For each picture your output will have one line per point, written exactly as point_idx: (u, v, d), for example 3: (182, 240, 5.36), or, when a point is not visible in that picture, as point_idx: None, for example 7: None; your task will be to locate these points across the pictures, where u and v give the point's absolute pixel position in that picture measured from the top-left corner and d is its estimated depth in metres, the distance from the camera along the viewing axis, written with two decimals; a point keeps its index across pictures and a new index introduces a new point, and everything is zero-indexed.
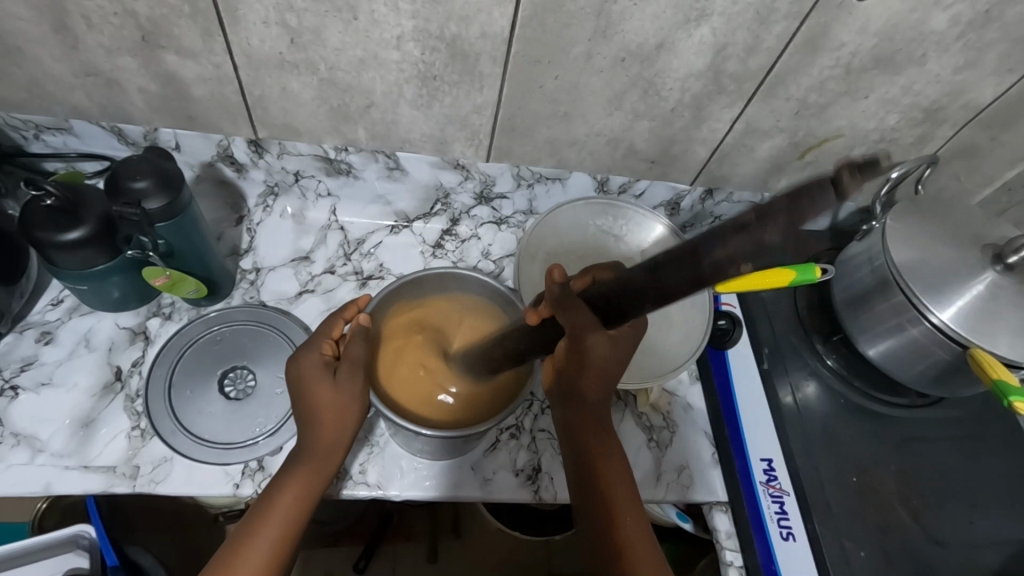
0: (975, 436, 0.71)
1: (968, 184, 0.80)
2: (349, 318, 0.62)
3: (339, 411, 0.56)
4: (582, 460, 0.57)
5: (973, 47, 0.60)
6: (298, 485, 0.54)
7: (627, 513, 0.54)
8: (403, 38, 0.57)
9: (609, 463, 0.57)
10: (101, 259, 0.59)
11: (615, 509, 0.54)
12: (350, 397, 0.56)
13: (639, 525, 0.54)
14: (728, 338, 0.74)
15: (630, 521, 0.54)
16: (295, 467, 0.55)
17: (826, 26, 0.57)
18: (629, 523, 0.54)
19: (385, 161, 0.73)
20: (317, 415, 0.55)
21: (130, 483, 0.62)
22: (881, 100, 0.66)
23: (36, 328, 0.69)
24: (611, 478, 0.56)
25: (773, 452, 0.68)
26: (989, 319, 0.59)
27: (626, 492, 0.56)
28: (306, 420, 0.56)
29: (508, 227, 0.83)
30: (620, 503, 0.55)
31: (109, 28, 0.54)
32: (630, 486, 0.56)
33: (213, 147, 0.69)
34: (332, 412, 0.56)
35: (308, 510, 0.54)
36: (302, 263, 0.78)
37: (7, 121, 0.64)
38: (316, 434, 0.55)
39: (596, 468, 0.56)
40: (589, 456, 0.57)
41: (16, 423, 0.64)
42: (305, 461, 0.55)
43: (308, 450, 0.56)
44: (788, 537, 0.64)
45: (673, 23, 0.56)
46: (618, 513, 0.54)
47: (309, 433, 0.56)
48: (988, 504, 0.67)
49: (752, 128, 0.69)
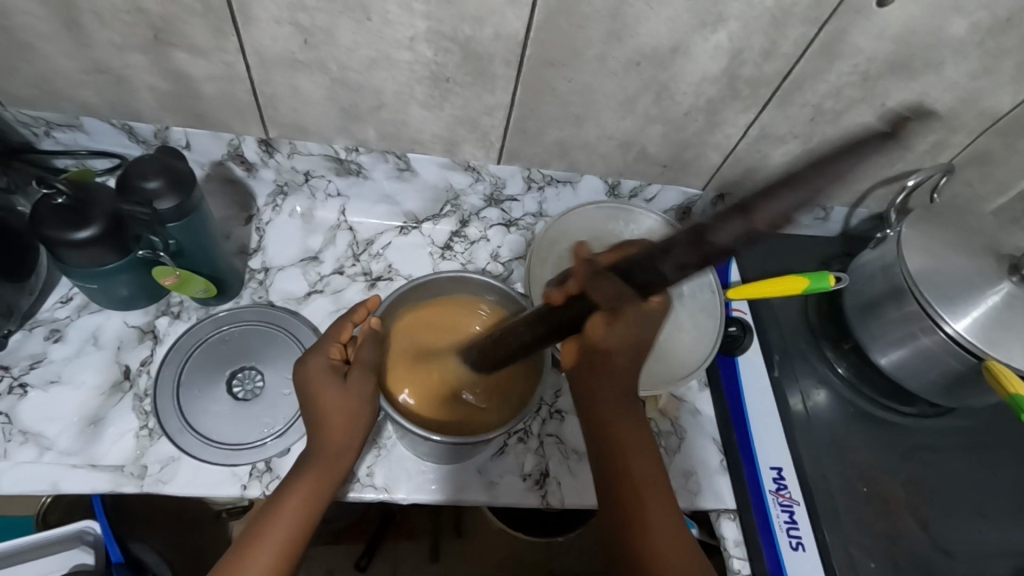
0: (987, 445, 0.71)
1: (981, 192, 0.79)
2: (359, 320, 0.61)
3: (350, 414, 0.56)
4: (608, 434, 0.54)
5: (991, 54, 0.59)
6: (306, 490, 0.54)
7: (647, 497, 0.52)
8: (416, 39, 0.56)
9: (630, 443, 0.54)
10: (110, 258, 0.57)
11: (635, 494, 0.52)
12: (359, 400, 0.57)
13: (665, 507, 0.52)
14: (738, 344, 0.73)
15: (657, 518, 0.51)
16: (305, 470, 0.54)
17: (844, 32, 0.56)
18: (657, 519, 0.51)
19: (395, 162, 0.72)
20: (325, 419, 0.55)
21: (137, 482, 0.62)
22: (896, 107, 0.65)
23: (45, 325, 0.69)
24: (636, 456, 0.53)
25: (784, 460, 0.67)
26: (1007, 331, 0.58)
27: (656, 482, 0.53)
28: (314, 423, 0.56)
29: (518, 229, 0.82)
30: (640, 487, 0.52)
31: (121, 25, 0.54)
32: (653, 468, 0.53)
33: (223, 145, 0.69)
34: (342, 416, 0.56)
35: (317, 512, 0.54)
36: (310, 263, 0.77)
37: (18, 117, 0.64)
38: (324, 436, 0.55)
39: (617, 447, 0.53)
40: (610, 433, 0.54)
41: (25, 421, 0.64)
42: (313, 463, 0.55)
43: (318, 454, 0.55)
44: (797, 547, 0.63)
45: (688, 26, 0.55)
46: (642, 500, 0.52)
47: (317, 437, 0.56)
48: (996, 515, 0.67)
49: (766, 134, 0.68)
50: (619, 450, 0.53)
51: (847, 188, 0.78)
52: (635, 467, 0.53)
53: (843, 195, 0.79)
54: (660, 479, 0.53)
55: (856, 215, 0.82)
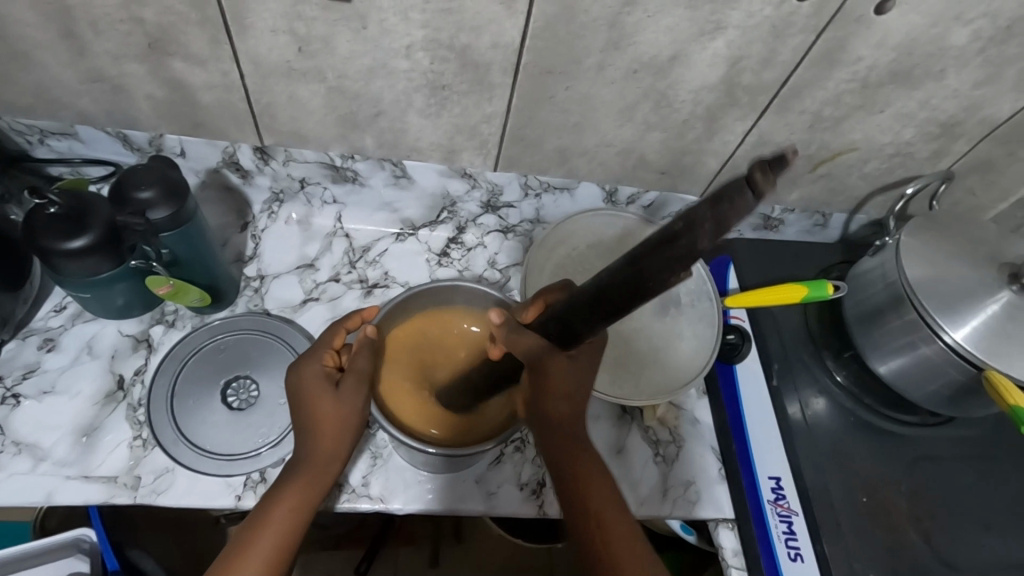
0: (988, 455, 0.71)
1: (982, 199, 0.79)
2: (353, 328, 0.61)
3: (339, 421, 0.56)
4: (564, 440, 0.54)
5: (993, 62, 0.59)
6: (293, 499, 0.53)
7: (611, 528, 0.51)
8: (413, 47, 0.56)
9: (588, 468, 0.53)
10: (106, 267, 0.58)
11: (606, 534, 0.51)
12: (349, 409, 0.56)
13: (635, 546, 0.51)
14: (737, 352, 0.73)
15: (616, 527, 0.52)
16: (292, 478, 0.54)
17: (845, 40, 0.56)
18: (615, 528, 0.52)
19: (392, 169, 0.72)
20: (315, 426, 0.55)
21: (131, 493, 0.62)
22: (898, 115, 0.64)
23: (39, 335, 0.69)
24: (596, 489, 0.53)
25: (782, 470, 0.67)
26: (1008, 341, 0.57)
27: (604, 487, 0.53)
28: (304, 429, 0.56)
29: (515, 235, 0.82)
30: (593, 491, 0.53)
31: (116, 35, 0.54)
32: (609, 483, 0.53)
33: (219, 153, 0.69)
34: (332, 424, 0.55)
35: (305, 521, 0.54)
36: (306, 270, 0.77)
37: (12, 125, 0.64)
38: (313, 443, 0.55)
39: (581, 491, 0.53)
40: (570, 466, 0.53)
41: (18, 431, 0.63)
42: (301, 470, 0.55)
43: (306, 461, 0.55)
44: (797, 558, 0.62)
45: (688, 35, 0.55)
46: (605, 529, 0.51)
47: (306, 444, 0.55)
48: (1001, 527, 0.66)
49: (766, 141, 0.68)
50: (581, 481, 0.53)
51: (846, 195, 0.77)
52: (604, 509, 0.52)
53: (843, 202, 0.79)
54: (622, 510, 0.52)
55: (855, 221, 0.82)
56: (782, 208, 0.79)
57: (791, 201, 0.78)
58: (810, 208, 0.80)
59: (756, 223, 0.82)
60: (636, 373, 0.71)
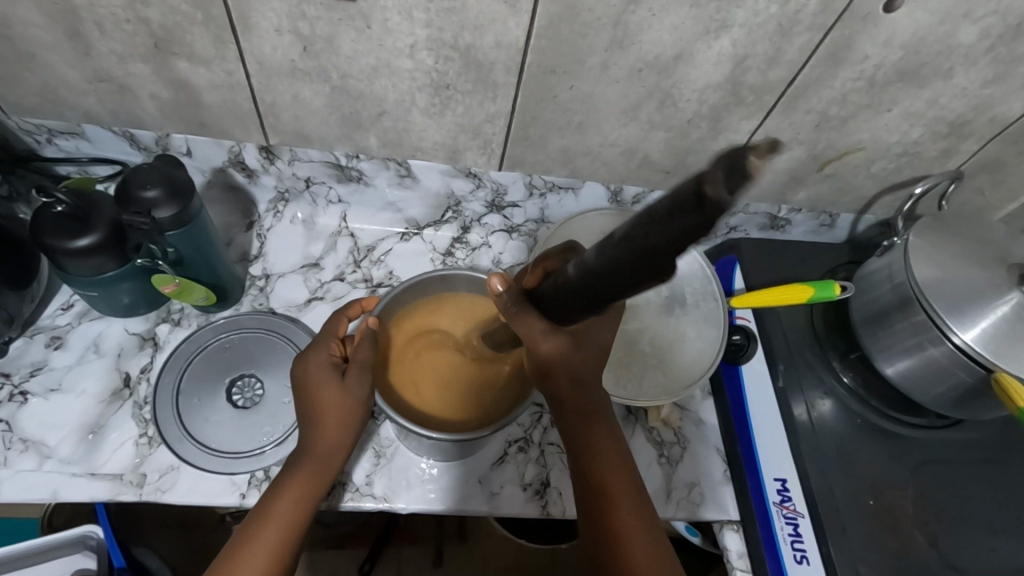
0: (996, 459, 0.70)
1: (992, 199, 0.78)
2: (354, 315, 0.63)
3: (343, 410, 0.56)
4: (575, 419, 0.53)
5: (1002, 60, 0.58)
6: (296, 487, 0.54)
7: (625, 513, 0.51)
8: (416, 47, 0.56)
9: (601, 442, 0.54)
10: (111, 266, 0.58)
11: (615, 519, 0.51)
12: (352, 397, 0.56)
13: (643, 529, 0.51)
14: (743, 353, 0.73)
15: (628, 520, 0.51)
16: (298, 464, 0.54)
17: (851, 38, 0.55)
18: (627, 520, 0.51)
19: (396, 169, 0.72)
20: (319, 414, 0.55)
21: (136, 490, 0.62)
22: (905, 114, 0.64)
23: (46, 333, 0.69)
24: (607, 468, 0.53)
25: (788, 472, 0.66)
26: (1017, 343, 0.56)
27: (619, 471, 0.53)
28: (308, 417, 0.56)
29: (520, 235, 0.82)
30: (605, 473, 0.53)
31: (121, 34, 0.54)
32: (623, 462, 0.54)
33: (224, 152, 0.69)
34: (335, 411, 0.55)
35: (309, 510, 0.54)
36: (311, 269, 0.77)
37: (20, 125, 0.64)
38: (318, 431, 0.55)
39: (592, 464, 0.53)
40: (580, 444, 0.54)
41: (25, 429, 0.64)
42: (306, 460, 0.55)
43: (310, 449, 0.55)
44: (801, 560, 0.62)
45: (693, 33, 0.55)
46: (616, 511, 0.51)
47: (311, 433, 0.56)
48: (1010, 532, 0.65)
49: (772, 140, 0.67)
50: (590, 455, 0.53)
51: (853, 195, 0.77)
52: (614, 490, 0.52)
53: (850, 202, 0.78)
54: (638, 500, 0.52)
55: (862, 221, 0.81)
56: (789, 209, 0.79)
57: (798, 201, 0.78)
58: (816, 209, 0.79)
59: (762, 223, 0.82)
60: (639, 375, 0.71)
